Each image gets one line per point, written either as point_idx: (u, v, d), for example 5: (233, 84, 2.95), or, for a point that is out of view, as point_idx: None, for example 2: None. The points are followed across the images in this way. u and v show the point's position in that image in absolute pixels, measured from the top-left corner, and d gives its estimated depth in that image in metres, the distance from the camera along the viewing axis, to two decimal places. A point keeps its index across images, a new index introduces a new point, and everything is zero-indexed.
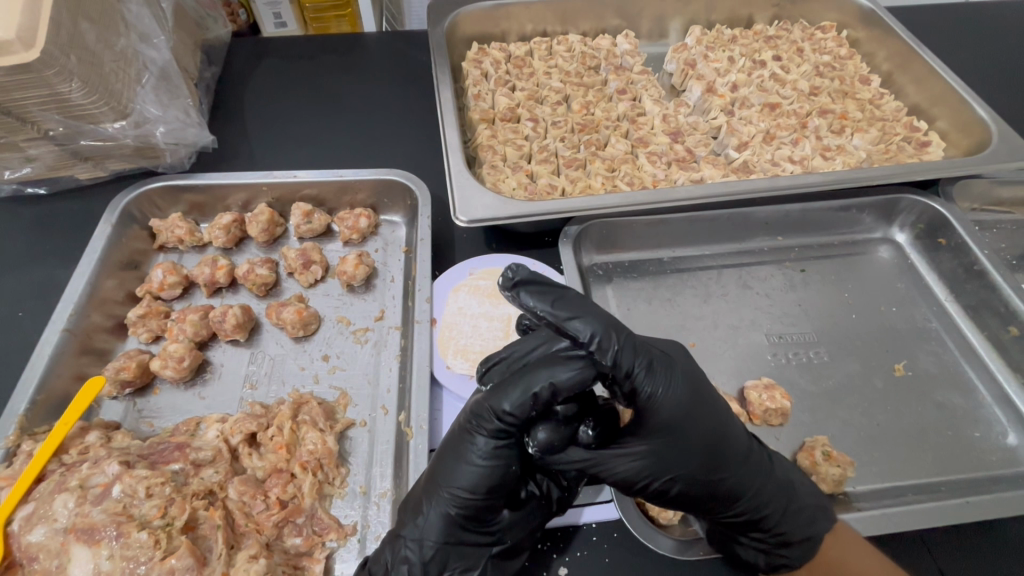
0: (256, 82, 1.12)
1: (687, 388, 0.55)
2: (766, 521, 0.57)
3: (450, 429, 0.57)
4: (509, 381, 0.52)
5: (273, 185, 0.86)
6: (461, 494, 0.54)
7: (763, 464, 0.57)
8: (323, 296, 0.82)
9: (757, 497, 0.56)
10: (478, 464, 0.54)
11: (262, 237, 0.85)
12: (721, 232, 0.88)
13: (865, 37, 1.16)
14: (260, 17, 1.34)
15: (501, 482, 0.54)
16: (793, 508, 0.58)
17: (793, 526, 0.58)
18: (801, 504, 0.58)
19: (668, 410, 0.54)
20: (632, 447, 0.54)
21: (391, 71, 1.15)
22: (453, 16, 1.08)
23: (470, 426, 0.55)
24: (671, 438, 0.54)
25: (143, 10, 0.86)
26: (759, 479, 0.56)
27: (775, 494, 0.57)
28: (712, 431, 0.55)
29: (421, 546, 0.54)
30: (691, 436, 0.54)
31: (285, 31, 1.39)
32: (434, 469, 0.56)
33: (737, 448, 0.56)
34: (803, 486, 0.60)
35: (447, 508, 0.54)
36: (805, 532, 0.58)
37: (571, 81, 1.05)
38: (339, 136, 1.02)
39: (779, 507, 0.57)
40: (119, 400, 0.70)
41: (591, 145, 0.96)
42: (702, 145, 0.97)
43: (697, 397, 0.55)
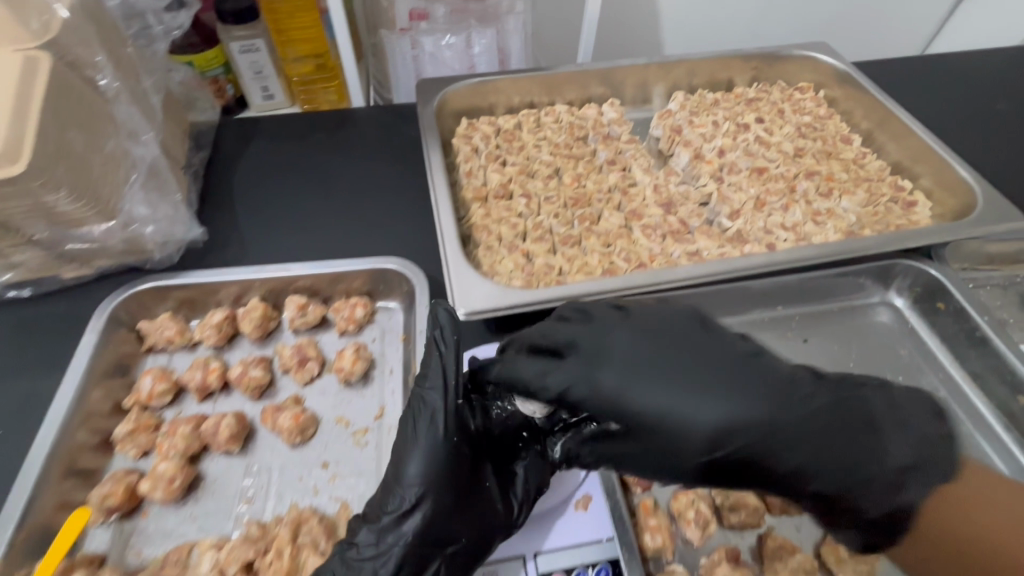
0: (247, 164, 1.11)
1: (608, 382, 0.56)
2: (840, 493, 0.55)
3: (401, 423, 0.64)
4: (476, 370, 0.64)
5: (265, 280, 0.84)
6: (412, 486, 0.61)
7: (789, 436, 0.53)
8: (320, 394, 0.79)
9: (802, 466, 0.55)
10: (427, 454, 0.61)
11: (256, 333, 0.82)
12: (721, 305, 0.87)
13: (842, 96, 1.20)
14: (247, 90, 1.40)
15: (444, 485, 0.61)
16: (864, 478, 0.54)
17: (866, 495, 0.54)
18: (862, 475, 0.54)
19: (706, 399, 0.54)
20: (606, 448, 0.60)
21: (381, 148, 1.15)
22: (441, 94, 1.09)
23: (418, 422, 0.63)
24: (732, 418, 0.53)
25: (132, 108, 0.85)
26: (789, 458, 0.54)
27: (829, 461, 0.54)
28: (660, 423, 0.55)
29: (378, 543, 0.60)
30: (646, 436, 0.56)
31: (272, 103, 1.43)
32: (389, 472, 0.63)
33: (736, 438, 0.53)
34: (864, 453, 0.54)
35: (400, 503, 0.61)
36: (894, 500, 0.53)
37: (561, 154, 1.06)
38: (331, 219, 1.02)
39: (846, 479, 0.54)
40: (106, 527, 0.66)
41: (585, 220, 0.96)
42: (694, 215, 0.97)
43: (624, 382, 0.56)
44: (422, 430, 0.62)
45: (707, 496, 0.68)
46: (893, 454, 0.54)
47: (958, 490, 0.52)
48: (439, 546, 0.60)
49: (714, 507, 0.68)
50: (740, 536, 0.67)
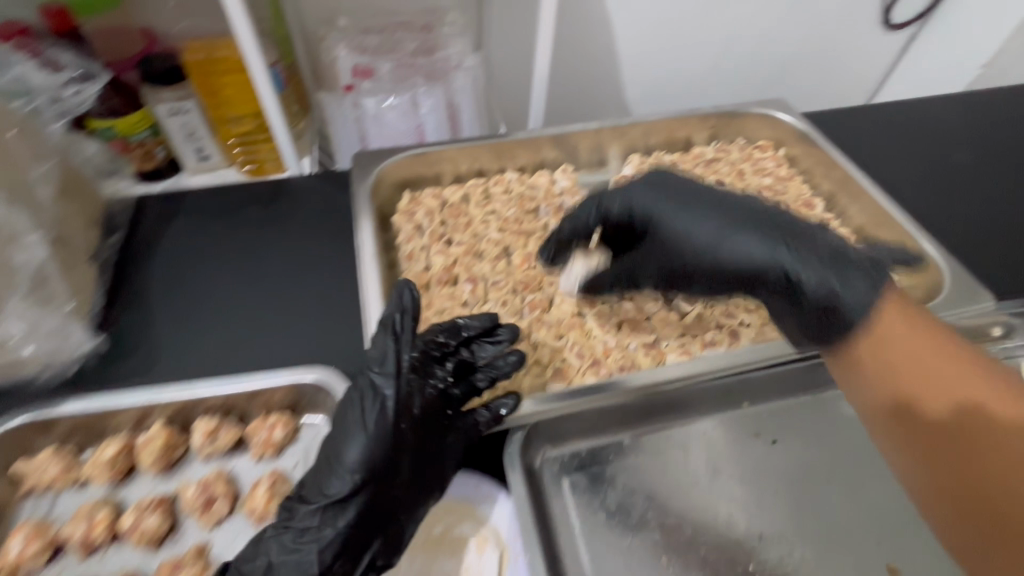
0: (166, 247, 1.01)
1: (662, 207, 0.73)
2: (801, 283, 0.63)
3: (340, 407, 0.66)
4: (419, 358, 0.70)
5: (166, 404, 0.73)
6: (349, 472, 0.62)
7: (769, 251, 0.66)
8: (227, 540, 0.69)
9: (742, 260, 0.67)
10: (365, 447, 0.62)
11: (156, 467, 0.72)
12: (683, 404, 0.80)
13: (802, 155, 1.16)
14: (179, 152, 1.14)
15: (382, 476, 0.63)
16: (845, 266, 0.62)
17: (831, 277, 0.62)
18: (823, 270, 0.62)
19: (698, 217, 0.71)
20: (647, 264, 0.79)
21: (318, 223, 1.06)
22: (379, 168, 1.01)
23: (357, 404, 0.64)
24: (722, 220, 0.69)
25: (12, 209, 0.75)
26: (741, 254, 0.67)
27: (819, 270, 0.62)
28: (694, 238, 0.71)
29: (321, 530, 0.62)
30: (652, 254, 0.77)
31: (208, 166, 1.18)
32: (328, 453, 0.64)
33: (694, 235, 0.71)
34: (822, 239, 0.65)
35: (338, 489, 0.62)
36: (839, 279, 0.61)
37: (510, 230, 0.99)
38: (256, 311, 0.92)
39: (819, 275, 0.62)
40: None
41: (535, 308, 0.88)
42: (652, 299, 0.90)
43: (746, 217, 0.68)
44: (354, 421, 0.63)
45: None
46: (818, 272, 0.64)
47: (892, 352, 0.58)
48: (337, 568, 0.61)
49: None
50: None
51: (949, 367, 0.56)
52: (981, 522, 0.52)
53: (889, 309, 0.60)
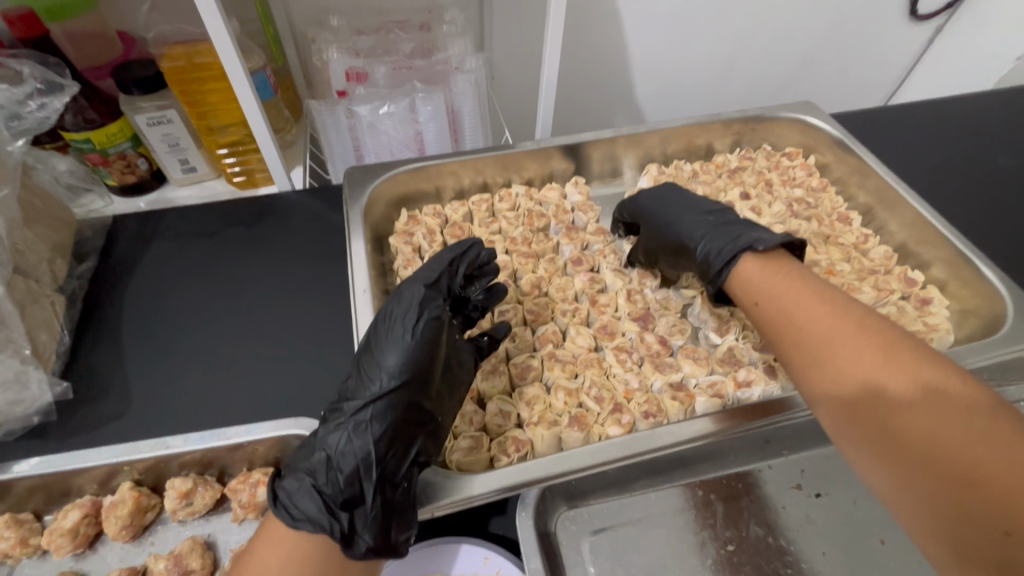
0: (143, 274, 0.93)
1: (656, 200, 0.87)
2: (709, 251, 0.74)
3: (383, 305, 0.67)
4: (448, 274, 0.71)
5: (136, 462, 0.65)
6: (390, 370, 0.61)
7: (695, 227, 0.78)
8: None
9: (700, 243, 0.76)
10: (410, 344, 0.63)
11: (124, 534, 0.64)
12: (714, 454, 0.71)
13: (834, 163, 1.06)
14: (163, 164, 1.04)
15: (421, 376, 0.62)
16: (734, 234, 0.73)
17: (718, 244, 0.73)
18: (719, 241, 0.73)
19: (688, 215, 0.80)
20: (638, 251, 0.89)
21: (308, 245, 0.97)
22: (375, 184, 0.92)
23: (406, 299, 0.66)
24: (695, 217, 0.80)
25: None
26: (688, 224, 0.78)
27: (725, 240, 0.73)
28: (667, 227, 0.81)
29: (356, 433, 0.57)
30: (654, 217, 0.85)
31: (195, 176, 1.09)
32: (370, 359, 0.63)
33: (668, 225, 0.81)
34: (749, 232, 0.72)
35: (380, 387, 0.60)
36: (724, 259, 0.71)
37: (518, 251, 0.90)
38: (241, 346, 0.84)
39: (724, 241, 0.73)
40: None
41: (547, 343, 0.79)
42: (677, 330, 0.80)
43: (710, 219, 0.79)
44: (400, 322, 0.64)
45: None
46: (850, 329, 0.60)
47: (827, 347, 0.57)
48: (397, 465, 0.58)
49: None
50: None
51: (887, 363, 0.53)
52: (962, 528, 0.45)
53: (823, 311, 0.59)
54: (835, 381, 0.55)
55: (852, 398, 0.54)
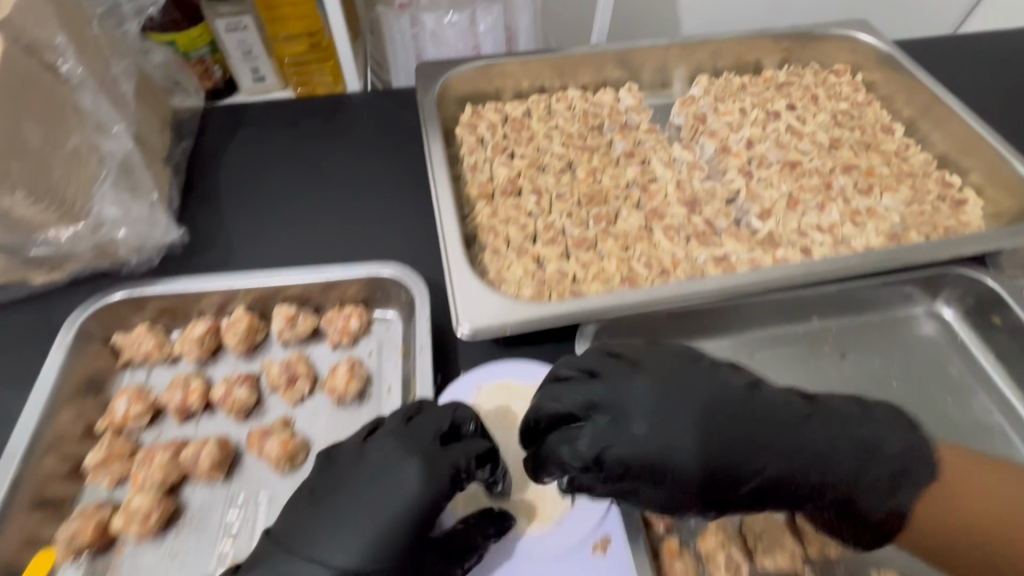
0: (232, 155, 1.02)
1: (661, 365, 0.58)
2: (814, 487, 0.54)
3: (323, 537, 0.54)
4: (385, 489, 0.56)
5: (250, 288, 0.76)
6: (327, 552, 0.53)
7: (781, 443, 0.54)
8: (311, 415, 0.72)
9: (774, 465, 0.53)
10: (338, 550, 0.53)
11: (241, 347, 0.75)
12: (752, 318, 0.79)
13: (882, 80, 1.09)
14: (236, 71, 1.12)
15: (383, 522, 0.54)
16: (826, 461, 0.54)
17: (860, 491, 0.53)
18: (796, 466, 0.54)
19: (677, 431, 0.53)
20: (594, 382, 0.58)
21: (378, 138, 1.06)
22: (444, 78, 1.00)
23: (353, 541, 0.54)
24: (682, 433, 0.54)
25: (99, 97, 0.77)
26: (733, 434, 0.54)
27: (848, 472, 0.54)
28: (672, 428, 0.54)
29: None
30: (655, 365, 0.58)
31: (265, 87, 1.16)
32: (302, 527, 0.55)
33: (662, 399, 0.55)
34: (847, 457, 0.54)
35: (323, 544, 0.54)
36: (873, 502, 0.53)
37: (574, 145, 0.97)
38: (324, 217, 0.93)
39: (841, 489, 0.54)
40: (78, 566, 0.60)
41: (601, 220, 0.87)
42: (722, 215, 0.88)
43: (663, 392, 0.56)
44: (349, 545, 0.54)
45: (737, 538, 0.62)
46: (908, 504, 0.52)
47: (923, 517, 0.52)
48: (446, 474, 0.56)
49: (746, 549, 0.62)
50: None
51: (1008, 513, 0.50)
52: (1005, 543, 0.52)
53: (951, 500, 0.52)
54: (947, 525, 0.51)
55: (964, 539, 0.51)
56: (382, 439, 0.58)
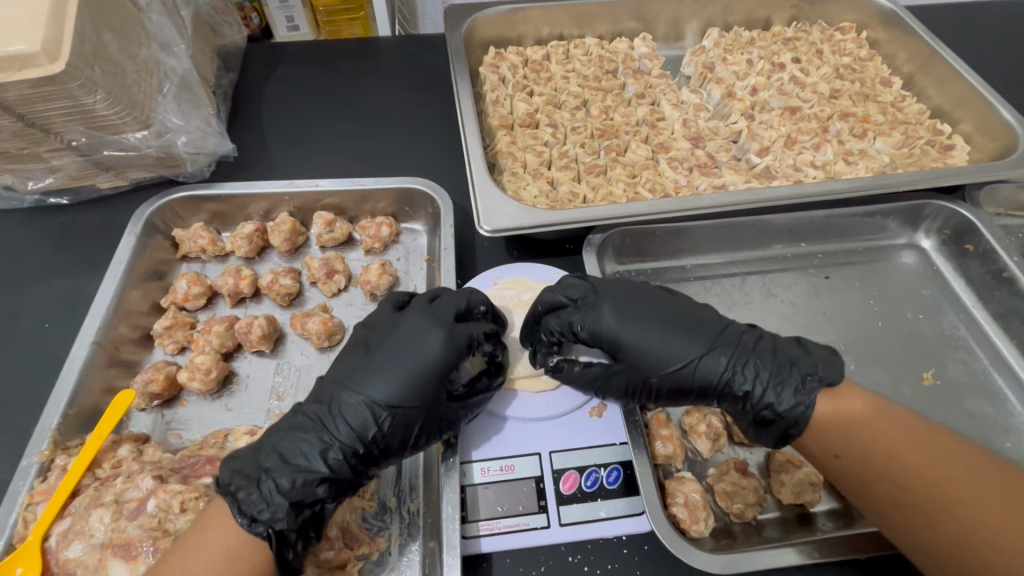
0: (273, 88, 1.11)
1: (652, 295, 0.68)
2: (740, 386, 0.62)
3: (342, 399, 0.60)
4: (406, 346, 0.63)
5: (294, 195, 0.85)
6: (361, 398, 0.60)
7: (731, 343, 0.64)
8: (346, 305, 0.82)
9: (725, 359, 0.63)
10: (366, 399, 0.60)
11: (285, 247, 0.84)
12: (744, 239, 0.87)
13: (885, 38, 1.14)
14: (272, 20, 1.21)
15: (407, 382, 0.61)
16: (775, 368, 0.62)
17: (780, 394, 0.60)
18: (746, 355, 0.63)
19: (674, 336, 0.64)
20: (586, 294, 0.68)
21: (407, 77, 1.14)
22: (471, 20, 1.07)
23: (371, 392, 0.60)
24: (685, 340, 0.64)
25: (164, 19, 0.85)
26: (699, 341, 0.64)
27: (778, 372, 0.61)
28: (643, 330, 0.65)
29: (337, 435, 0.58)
30: (647, 291, 0.68)
31: (297, 35, 1.25)
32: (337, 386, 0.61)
33: (644, 307, 0.66)
34: (795, 366, 0.62)
35: (352, 400, 0.60)
36: (789, 400, 0.60)
37: (589, 86, 1.05)
38: (357, 143, 1.02)
39: (774, 383, 0.61)
40: (147, 412, 0.70)
41: (611, 151, 0.95)
42: (723, 150, 0.96)
43: (645, 303, 0.66)
44: (353, 408, 0.59)
45: (719, 412, 0.71)
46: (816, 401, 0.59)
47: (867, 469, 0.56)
48: (464, 342, 0.64)
49: (726, 424, 0.71)
50: (749, 452, 0.70)
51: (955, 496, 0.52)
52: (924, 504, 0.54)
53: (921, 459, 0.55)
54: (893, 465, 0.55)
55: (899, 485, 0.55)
56: (411, 313, 0.65)
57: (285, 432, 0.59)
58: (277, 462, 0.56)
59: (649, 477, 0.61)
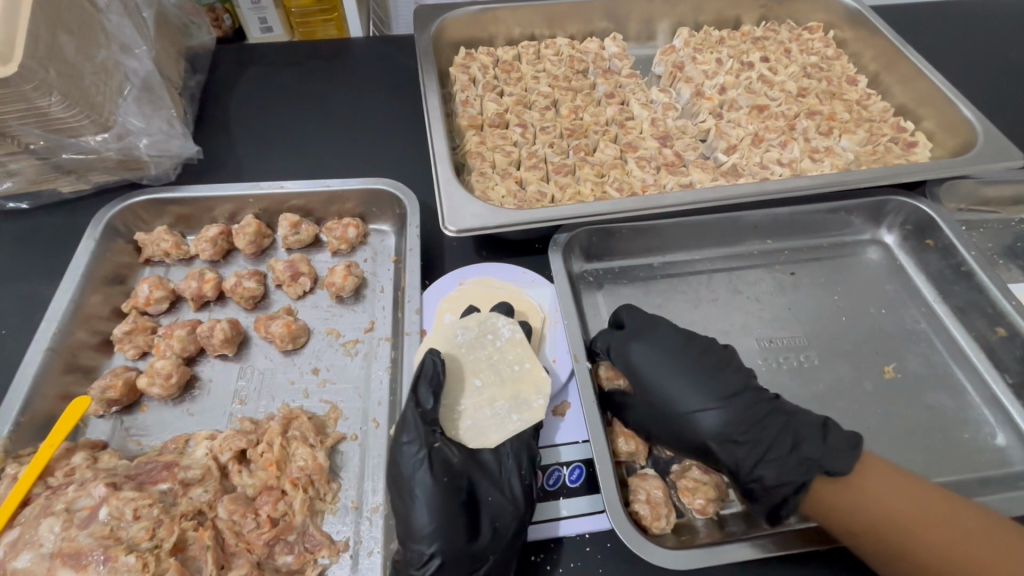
0: (242, 89, 1.10)
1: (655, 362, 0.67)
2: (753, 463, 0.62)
3: (399, 514, 0.58)
4: (406, 456, 0.59)
5: (259, 197, 0.85)
6: (419, 509, 0.56)
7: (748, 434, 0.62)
8: (312, 308, 0.81)
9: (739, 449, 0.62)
10: (424, 498, 0.57)
11: (250, 249, 0.84)
12: (711, 237, 0.88)
13: (852, 37, 1.16)
14: (244, 21, 1.19)
15: (435, 477, 0.58)
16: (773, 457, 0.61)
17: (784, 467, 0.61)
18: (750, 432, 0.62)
19: (690, 388, 0.65)
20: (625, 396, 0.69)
21: (378, 78, 1.13)
22: (440, 21, 1.07)
23: (409, 496, 0.57)
24: (710, 412, 0.63)
25: (124, 19, 0.84)
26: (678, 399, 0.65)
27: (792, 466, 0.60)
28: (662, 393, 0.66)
29: (428, 536, 0.55)
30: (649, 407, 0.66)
31: (271, 37, 1.24)
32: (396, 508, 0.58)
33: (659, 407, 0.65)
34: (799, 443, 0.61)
35: (413, 511, 0.56)
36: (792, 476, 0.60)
37: (559, 86, 1.05)
38: (326, 144, 1.01)
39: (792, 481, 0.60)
40: (106, 418, 0.69)
41: (579, 150, 0.95)
42: (691, 149, 0.97)
43: (657, 366, 0.67)
44: (412, 501, 0.57)
45: None
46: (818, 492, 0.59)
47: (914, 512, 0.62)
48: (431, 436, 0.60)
49: None
50: None
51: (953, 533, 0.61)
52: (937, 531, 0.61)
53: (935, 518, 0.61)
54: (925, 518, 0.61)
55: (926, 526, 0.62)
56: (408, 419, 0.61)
57: (409, 546, 0.56)
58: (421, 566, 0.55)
59: (609, 474, 0.61)
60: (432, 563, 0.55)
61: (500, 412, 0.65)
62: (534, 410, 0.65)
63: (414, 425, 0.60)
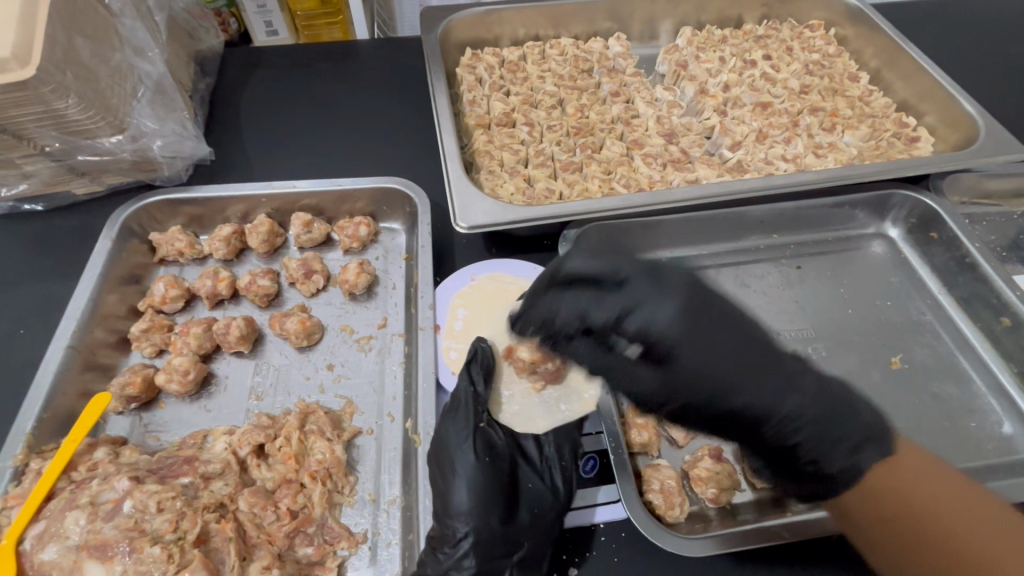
0: (251, 91, 1.11)
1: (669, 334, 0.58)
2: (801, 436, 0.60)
3: (437, 488, 0.59)
4: (457, 426, 0.62)
5: (272, 196, 0.86)
6: (460, 483, 0.58)
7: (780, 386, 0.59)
8: (325, 305, 0.82)
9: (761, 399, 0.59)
10: (465, 473, 0.58)
11: (263, 248, 0.85)
12: (718, 232, 0.89)
13: (853, 35, 1.17)
14: (250, 26, 1.21)
15: (480, 456, 0.59)
16: (824, 425, 0.59)
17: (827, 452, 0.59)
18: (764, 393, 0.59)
19: (711, 350, 0.58)
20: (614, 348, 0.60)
21: (385, 79, 1.15)
22: (446, 22, 1.08)
23: (450, 469, 0.59)
24: (732, 362, 0.58)
25: (137, 23, 0.85)
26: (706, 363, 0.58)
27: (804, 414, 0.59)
28: (687, 358, 0.58)
29: (463, 514, 0.56)
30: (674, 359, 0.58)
31: (276, 40, 1.25)
32: (435, 484, 0.60)
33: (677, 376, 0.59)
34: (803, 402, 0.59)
35: (453, 485, 0.58)
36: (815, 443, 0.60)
37: (565, 85, 1.06)
38: (335, 145, 1.02)
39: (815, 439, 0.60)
40: (125, 415, 0.70)
41: (586, 148, 0.97)
42: (696, 146, 0.98)
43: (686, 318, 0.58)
44: (451, 476, 0.58)
45: None
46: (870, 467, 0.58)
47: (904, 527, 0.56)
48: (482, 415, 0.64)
49: None
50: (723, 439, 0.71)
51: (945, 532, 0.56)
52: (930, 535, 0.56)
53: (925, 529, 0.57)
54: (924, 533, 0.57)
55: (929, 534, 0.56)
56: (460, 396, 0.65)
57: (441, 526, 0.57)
58: (453, 544, 0.56)
59: (624, 465, 0.62)
60: (462, 544, 0.55)
61: (549, 401, 0.69)
62: (585, 401, 0.68)
63: (467, 405, 0.64)
